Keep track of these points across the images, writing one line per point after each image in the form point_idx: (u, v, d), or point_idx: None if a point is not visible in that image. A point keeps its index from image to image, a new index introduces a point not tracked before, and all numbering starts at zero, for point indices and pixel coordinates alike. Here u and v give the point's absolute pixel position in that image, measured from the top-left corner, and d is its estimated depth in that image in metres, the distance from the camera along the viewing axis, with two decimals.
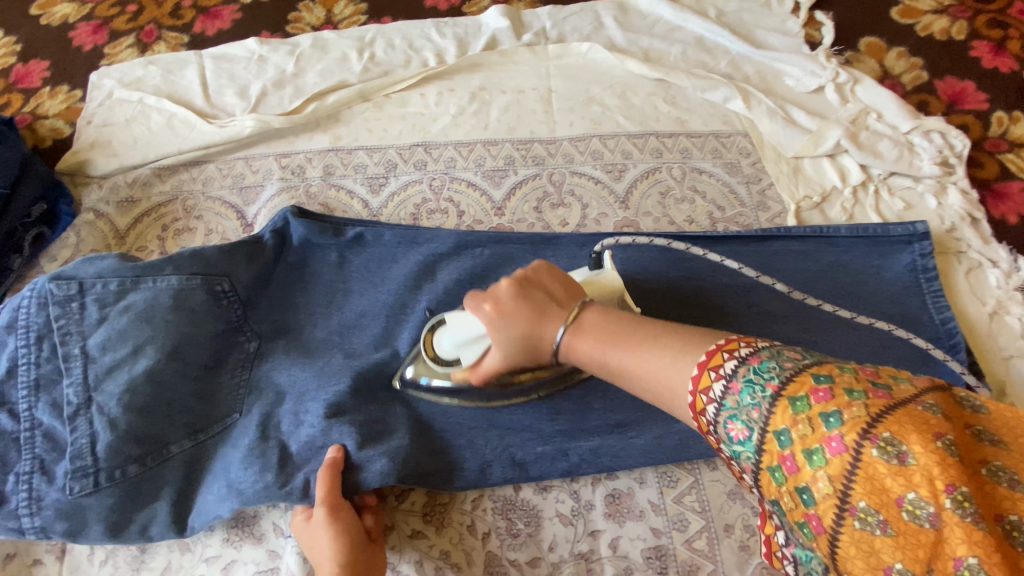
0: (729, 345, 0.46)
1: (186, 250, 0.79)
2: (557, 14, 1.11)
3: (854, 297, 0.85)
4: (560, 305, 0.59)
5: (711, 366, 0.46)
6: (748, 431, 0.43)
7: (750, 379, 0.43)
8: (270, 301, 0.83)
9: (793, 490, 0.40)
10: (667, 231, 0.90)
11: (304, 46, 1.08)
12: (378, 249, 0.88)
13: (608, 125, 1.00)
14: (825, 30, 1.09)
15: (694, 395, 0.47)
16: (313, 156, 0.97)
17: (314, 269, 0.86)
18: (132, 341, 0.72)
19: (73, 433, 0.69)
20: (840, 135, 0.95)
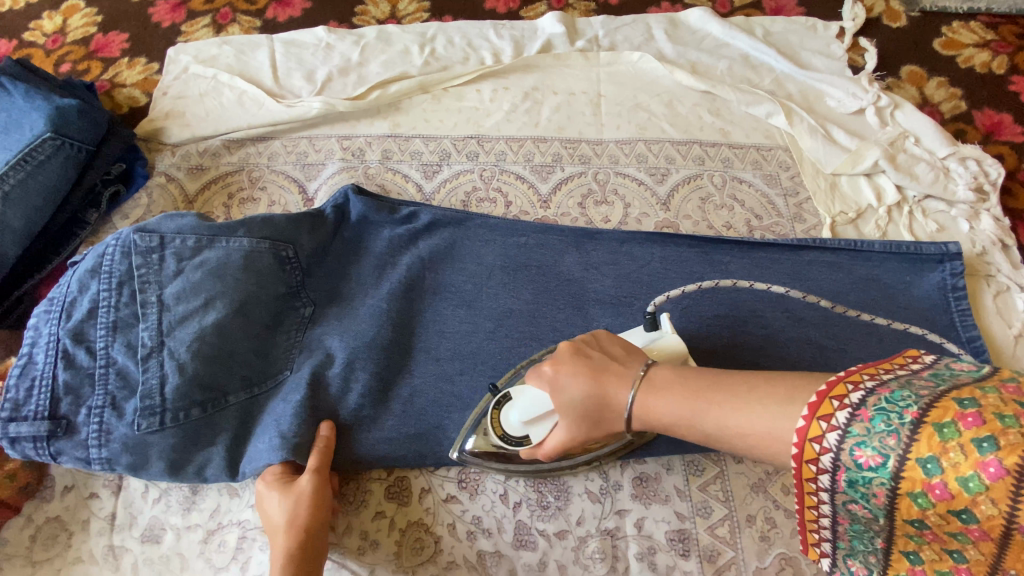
0: (849, 377, 0.47)
1: (257, 216, 0.85)
2: (610, 24, 1.16)
3: (883, 310, 0.88)
4: (623, 371, 0.62)
5: (833, 396, 0.47)
6: (880, 457, 0.44)
7: (883, 407, 0.44)
8: (327, 271, 0.88)
9: (944, 512, 0.42)
10: (705, 234, 0.95)
11: (369, 38, 1.14)
12: (429, 230, 0.92)
13: (653, 131, 1.05)
14: (868, 55, 1.13)
15: (804, 443, 0.48)
16: (372, 141, 1.03)
17: (368, 244, 0.91)
18: (204, 295, 0.77)
19: (145, 373, 0.74)
20: (879, 155, 0.98)
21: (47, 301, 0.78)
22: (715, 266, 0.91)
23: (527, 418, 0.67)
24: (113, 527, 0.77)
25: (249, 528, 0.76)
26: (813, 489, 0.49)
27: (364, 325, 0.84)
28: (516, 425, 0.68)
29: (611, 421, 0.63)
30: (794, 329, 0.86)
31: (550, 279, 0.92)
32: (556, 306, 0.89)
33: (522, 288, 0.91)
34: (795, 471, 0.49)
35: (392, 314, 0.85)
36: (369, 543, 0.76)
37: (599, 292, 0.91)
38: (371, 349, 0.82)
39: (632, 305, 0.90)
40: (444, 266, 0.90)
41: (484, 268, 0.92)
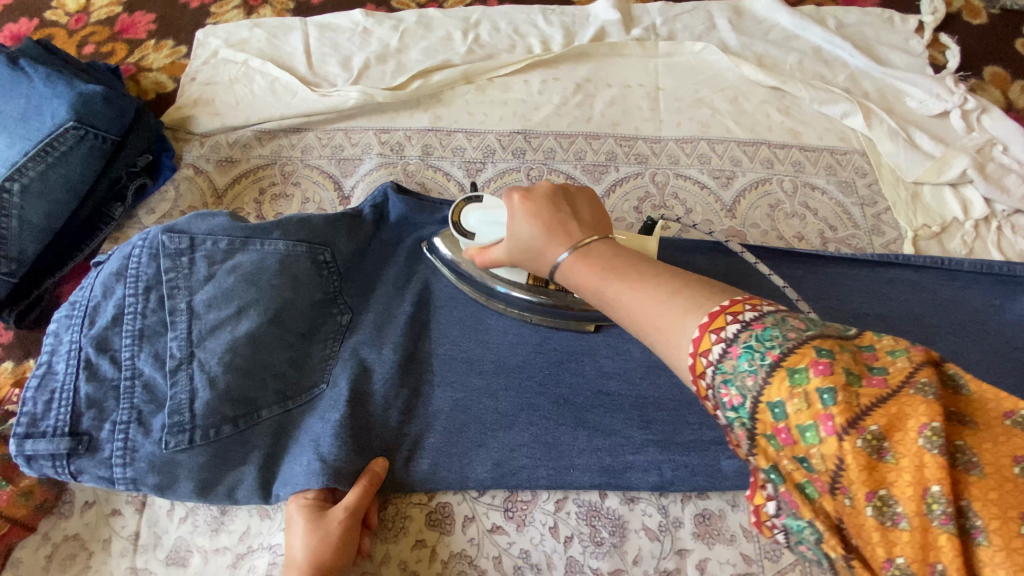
0: (732, 307, 0.40)
1: (292, 216, 0.79)
2: (668, 11, 1.07)
3: (973, 337, 0.80)
4: (576, 228, 0.55)
5: (712, 328, 0.40)
6: (741, 399, 0.38)
7: (750, 345, 0.38)
8: (365, 276, 0.82)
9: (790, 461, 0.37)
10: (774, 247, 0.87)
11: (409, 22, 1.07)
12: None
13: (716, 129, 0.96)
14: (950, 54, 1.04)
15: (694, 358, 0.41)
16: (412, 135, 0.96)
17: (407, 248, 0.84)
18: (237, 302, 0.71)
19: (173, 387, 0.68)
20: (967, 164, 0.89)
21: (69, 305, 0.73)
22: (785, 281, 0.84)
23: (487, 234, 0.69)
24: (137, 547, 0.72)
25: (280, 555, 0.70)
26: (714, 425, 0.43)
27: (406, 337, 0.78)
28: (474, 225, 0.71)
29: (544, 270, 0.57)
30: None
31: None
32: None
33: None
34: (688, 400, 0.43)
35: (432, 326, 0.81)
36: (409, 574, 0.71)
37: None
38: (411, 365, 0.78)
39: None
40: None
41: None
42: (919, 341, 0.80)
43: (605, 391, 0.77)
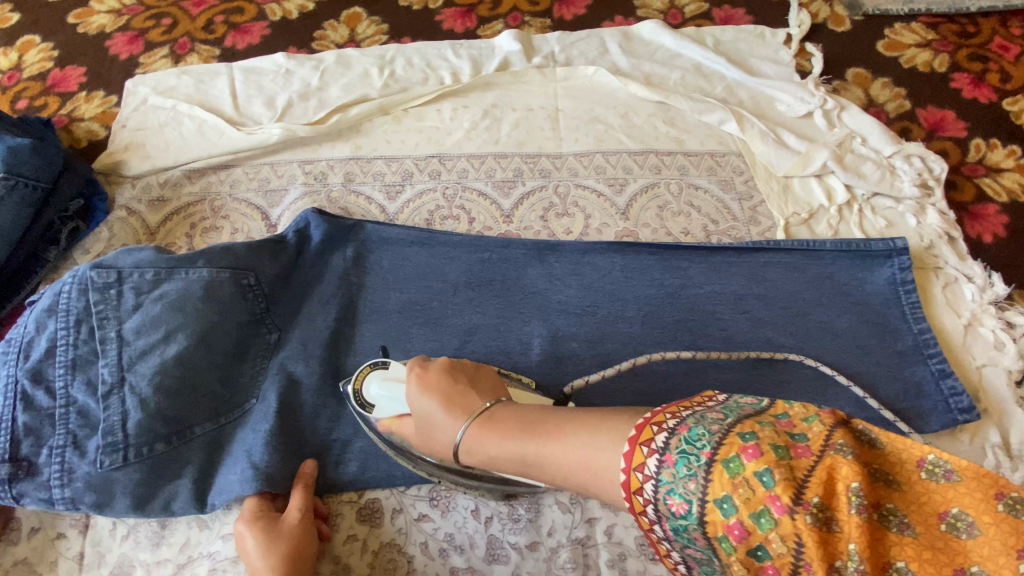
0: (656, 418, 0.50)
1: (216, 246, 0.85)
2: (565, 39, 1.19)
3: (837, 306, 0.91)
4: (467, 399, 0.64)
5: (642, 442, 0.49)
6: (686, 504, 0.45)
7: (684, 450, 0.46)
8: (292, 297, 0.88)
9: (746, 556, 0.44)
10: (665, 243, 0.97)
11: (328, 62, 1.15)
12: (392, 247, 0.94)
13: (610, 143, 1.08)
14: (814, 61, 1.16)
15: (629, 475, 0.49)
16: (334, 164, 1.04)
17: (331, 266, 0.91)
18: (164, 328, 0.77)
19: (106, 411, 0.74)
20: (827, 157, 1.01)
21: (4, 343, 0.78)
22: (672, 272, 0.94)
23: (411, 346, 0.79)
24: (80, 567, 0.76)
25: (219, 561, 0.75)
26: (657, 538, 0.50)
27: (332, 351, 0.85)
28: (375, 393, 0.74)
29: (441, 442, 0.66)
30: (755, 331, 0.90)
31: (515, 292, 0.94)
32: (522, 319, 0.92)
33: (488, 303, 0.92)
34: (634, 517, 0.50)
35: (357, 339, 0.87)
36: (343, 566, 0.77)
37: (564, 302, 0.93)
38: (336, 375, 0.84)
39: (595, 315, 0.93)
40: (409, 286, 0.92)
41: (448, 286, 0.93)
42: (791, 314, 0.91)
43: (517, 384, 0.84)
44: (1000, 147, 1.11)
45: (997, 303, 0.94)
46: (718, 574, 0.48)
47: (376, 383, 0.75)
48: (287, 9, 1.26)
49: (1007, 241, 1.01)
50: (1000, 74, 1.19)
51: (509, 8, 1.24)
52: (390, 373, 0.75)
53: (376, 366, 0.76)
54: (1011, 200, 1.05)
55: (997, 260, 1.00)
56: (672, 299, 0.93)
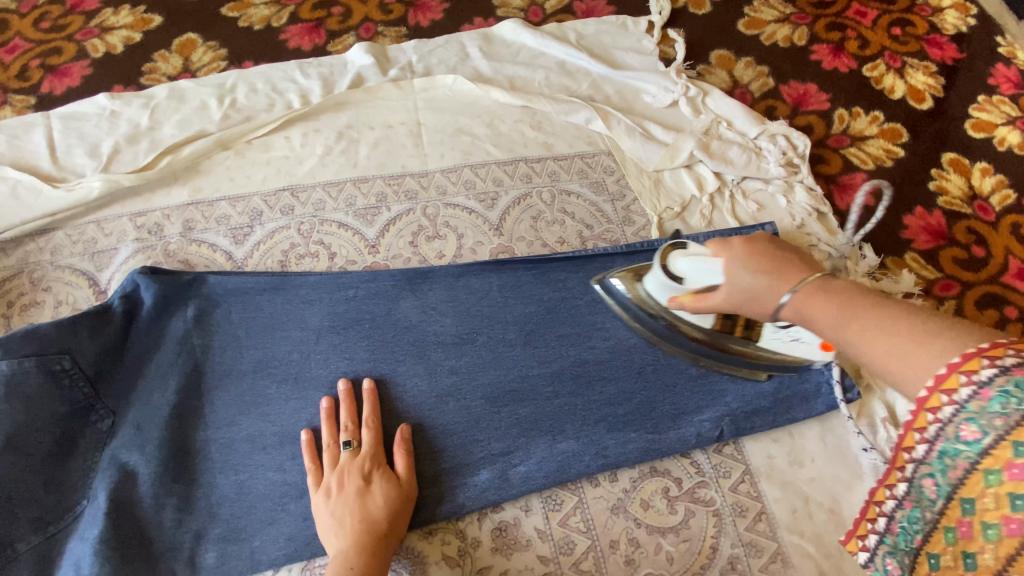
0: (991, 350, 0.41)
1: (20, 330, 0.76)
2: (422, 48, 1.12)
3: None
4: (801, 266, 0.57)
5: (964, 368, 0.42)
6: (981, 434, 0.41)
7: (1008, 390, 0.40)
8: (125, 374, 0.80)
9: (1004, 494, 0.40)
10: (540, 255, 0.92)
11: (159, 98, 1.04)
12: (241, 298, 0.85)
13: (476, 154, 1.02)
14: (677, 47, 1.14)
15: (930, 392, 0.43)
16: (171, 213, 0.94)
17: (169, 330, 0.82)
18: None
19: None
20: (693, 146, 1.00)
21: None
22: (550, 285, 0.89)
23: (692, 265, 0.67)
24: None
25: None
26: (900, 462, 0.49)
27: (175, 428, 0.77)
28: (682, 270, 0.69)
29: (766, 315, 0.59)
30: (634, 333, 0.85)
31: (386, 329, 0.85)
32: (394, 360, 0.83)
33: (356, 346, 0.83)
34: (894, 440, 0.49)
35: (206, 412, 0.79)
36: None
37: (439, 335, 0.85)
38: (184, 458, 0.77)
39: (475, 343, 0.85)
40: (263, 341, 0.83)
41: (309, 333, 0.84)
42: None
43: (392, 434, 0.78)
44: (863, 115, 1.11)
45: (872, 275, 0.94)
46: (928, 520, 0.47)
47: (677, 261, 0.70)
48: (112, 43, 1.13)
49: (878, 208, 1.01)
50: (858, 41, 1.20)
51: (360, 19, 1.16)
52: (692, 250, 0.69)
53: (679, 246, 0.71)
54: (878, 167, 1.06)
55: (870, 229, 1.00)
56: (552, 311, 0.87)
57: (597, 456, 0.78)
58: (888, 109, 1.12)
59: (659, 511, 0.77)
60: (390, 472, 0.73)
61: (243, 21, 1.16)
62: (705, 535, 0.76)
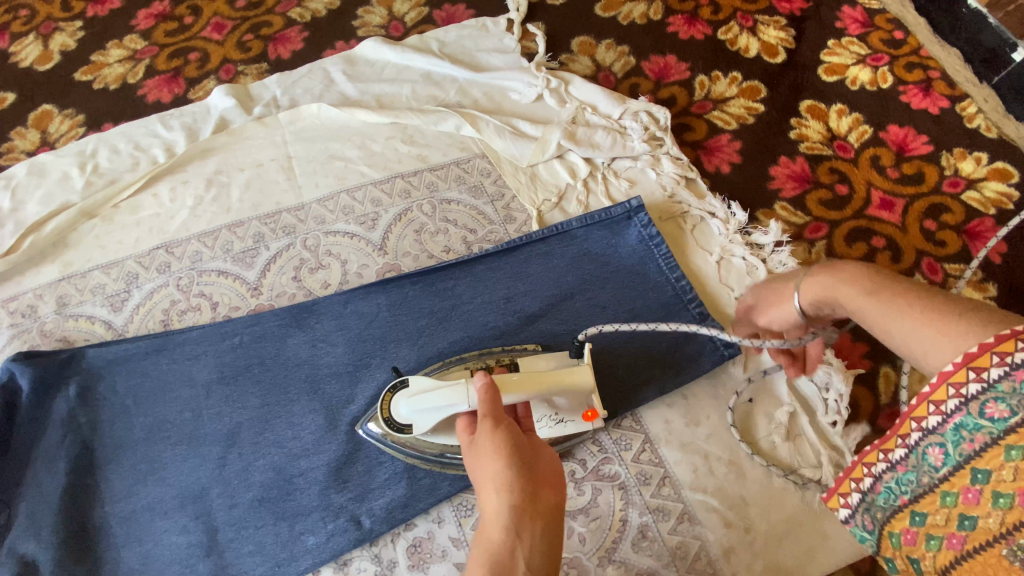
0: (1004, 343, 0.42)
1: None
2: (285, 80, 1.11)
3: (601, 280, 0.91)
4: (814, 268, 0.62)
5: (996, 350, 0.43)
6: (1006, 414, 0.42)
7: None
8: (13, 464, 0.77)
9: (955, 511, 0.45)
10: (425, 268, 0.92)
11: (19, 176, 1.01)
12: (125, 366, 0.84)
13: (352, 178, 1.02)
14: (537, 40, 1.17)
15: (956, 368, 0.45)
16: (42, 292, 0.91)
17: (53, 413, 0.80)
18: None
19: None
20: (559, 136, 1.02)
21: None
22: (437, 294, 0.89)
23: (413, 408, 0.67)
24: None
25: None
26: (905, 423, 0.49)
27: (70, 509, 0.76)
28: (404, 415, 0.69)
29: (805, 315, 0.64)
30: (524, 324, 0.89)
31: (277, 370, 0.84)
32: (286, 400, 0.82)
33: (248, 393, 0.83)
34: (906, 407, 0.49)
35: (101, 487, 0.78)
36: None
37: (331, 366, 0.84)
38: (87, 537, 0.76)
39: (368, 367, 0.85)
40: (151, 405, 0.82)
41: (199, 389, 0.83)
42: (558, 297, 0.90)
43: (296, 472, 0.79)
44: (723, 78, 1.15)
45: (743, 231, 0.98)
46: (922, 485, 0.48)
47: (406, 403, 0.68)
48: None
49: (744, 165, 1.06)
50: (711, 7, 1.24)
51: (218, 61, 1.15)
52: (414, 391, 0.68)
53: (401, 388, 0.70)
54: (742, 125, 1.10)
55: (740, 187, 1.04)
56: (443, 321, 0.88)
57: None
58: (745, 68, 1.17)
59: (568, 496, 0.79)
60: None
61: (98, 84, 1.13)
62: (614, 510, 0.78)
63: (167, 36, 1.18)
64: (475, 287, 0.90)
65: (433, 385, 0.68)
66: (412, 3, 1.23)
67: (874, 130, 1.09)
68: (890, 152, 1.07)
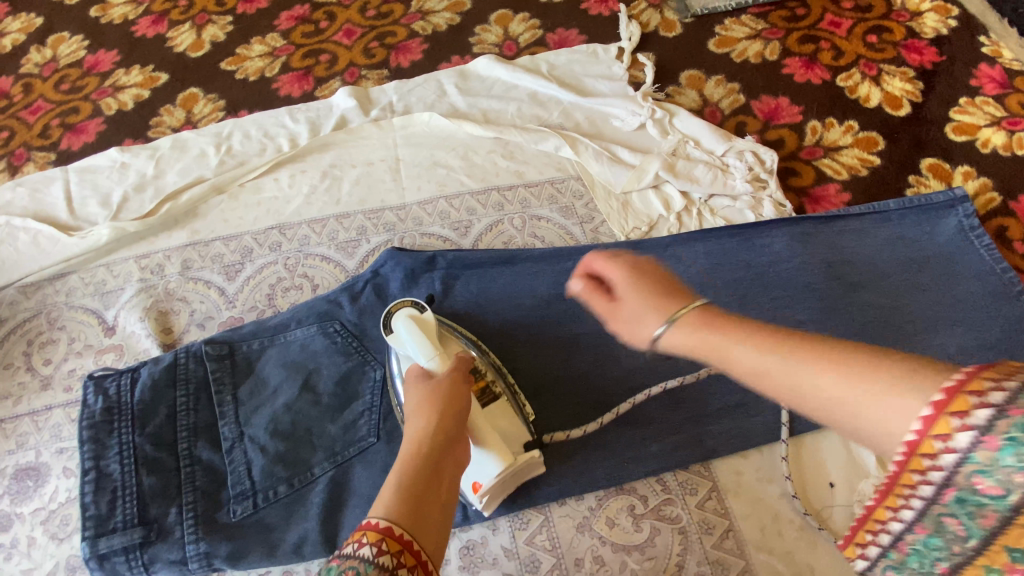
0: (971, 382, 0.34)
1: (250, 329, 0.89)
2: (402, 88, 1.19)
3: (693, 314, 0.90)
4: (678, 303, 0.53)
5: (955, 407, 0.34)
6: None
7: (1016, 438, 0.31)
8: (258, 381, 0.84)
9: None
10: (469, 256, 0.98)
11: (164, 149, 1.14)
12: (331, 320, 0.91)
13: (451, 186, 1.07)
14: (646, 70, 1.17)
15: (920, 437, 0.35)
16: (171, 253, 1.01)
17: (279, 348, 0.87)
18: (162, 411, 0.78)
19: (93, 496, 0.72)
20: (658, 166, 1.01)
21: None
22: (485, 309, 0.94)
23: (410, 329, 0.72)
24: None
25: None
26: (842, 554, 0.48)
27: (282, 435, 0.80)
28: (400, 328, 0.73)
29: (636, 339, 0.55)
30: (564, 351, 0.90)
31: None
32: None
33: None
34: None
35: (300, 422, 0.82)
36: None
37: None
38: (286, 463, 0.79)
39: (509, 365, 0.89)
40: (341, 360, 0.87)
41: None
42: None
43: None
44: (837, 125, 1.12)
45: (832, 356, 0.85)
46: None
47: (407, 323, 0.72)
48: (123, 101, 1.23)
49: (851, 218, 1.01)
50: (832, 52, 1.21)
51: (345, 64, 1.24)
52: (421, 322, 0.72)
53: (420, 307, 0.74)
54: (853, 176, 1.06)
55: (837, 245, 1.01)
56: (492, 336, 0.91)
57: (560, 479, 0.80)
58: (862, 118, 1.13)
59: (624, 529, 0.78)
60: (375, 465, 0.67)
61: (240, 74, 1.25)
62: (670, 554, 0.76)
63: (303, 36, 1.29)
64: (526, 306, 0.93)
65: (434, 331, 0.72)
66: (527, 24, 1.28)
67: (1002, 198, 1.02)
68: (1019, 225, 0.99)
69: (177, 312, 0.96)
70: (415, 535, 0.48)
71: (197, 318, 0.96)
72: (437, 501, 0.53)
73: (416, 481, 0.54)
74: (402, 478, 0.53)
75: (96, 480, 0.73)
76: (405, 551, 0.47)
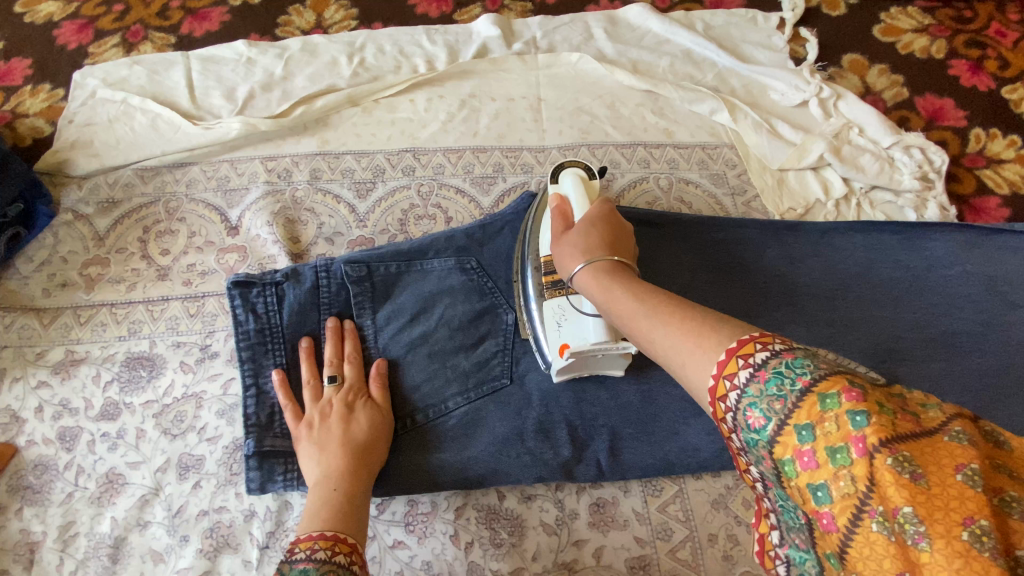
0: (762, 336, 0.39)
1: (390, 249, 0.83)
2: (547, 24, 1.11)
3: (852, 303, 0.86)
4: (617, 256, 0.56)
5: (741, 352, 0.39)
6: (765, 420, 0.37)
7: (781, 371, 0.37)
8: (398, 308, 0.80)
9: (804, 488, 0.35)
10: (615, 211, 0.91)
11: (293, 50, 1.07)
12: (476, 254, 0.85)
13: (596, 135, 1.01)
14: (809, 46, 1.10)
15: (717, 379, 0.40)
16: (299, 160, 0.96)
17: (422, 276, 0.82)
18: (309, 331, 0.78)
19: (254, 407, 0.73)
20: (823, 149, 0.97)
21: None
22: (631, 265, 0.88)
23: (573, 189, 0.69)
24: None
25: None
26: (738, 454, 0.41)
27: (423, 368, 0.78)
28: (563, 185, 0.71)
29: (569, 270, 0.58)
30: None
31: None
32: None
33: None
34: (710, 430, 0.42)
35: (440, 355, 0.78)
36: None
37: None
38: (427, 397, 0.76)
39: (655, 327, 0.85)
40: (486, 297, 0.82)
41: None
42: (773, 308, 0.86)
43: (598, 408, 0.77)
44: (1001, 137, 1.06)
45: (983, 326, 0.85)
46: (801, 521, 0.37)
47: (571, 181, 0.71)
48: None
49: None
50: (998, 61, 1.13)
51: None
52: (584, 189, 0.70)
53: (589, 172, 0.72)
54: (1014, 193, 1.02)
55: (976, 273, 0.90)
56: None
57: (703, 454, 0.76)
58: None
59: None
60: (371, 402, 0.73)
61: None
62: None
63: None
64: (677, 266, 0.88)
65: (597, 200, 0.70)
66: None
67: None
68: None
69: (306, 222, 0.92)
70: (352, 536, 0.60)
71: (325, 232, 0.92)
72: (365, 506, 0.65)
73: (351, 496, 0.65)
74: (336, 504, 0.63)
75: (258, 393, 0.74)
76: (338, 543, 0.58)
